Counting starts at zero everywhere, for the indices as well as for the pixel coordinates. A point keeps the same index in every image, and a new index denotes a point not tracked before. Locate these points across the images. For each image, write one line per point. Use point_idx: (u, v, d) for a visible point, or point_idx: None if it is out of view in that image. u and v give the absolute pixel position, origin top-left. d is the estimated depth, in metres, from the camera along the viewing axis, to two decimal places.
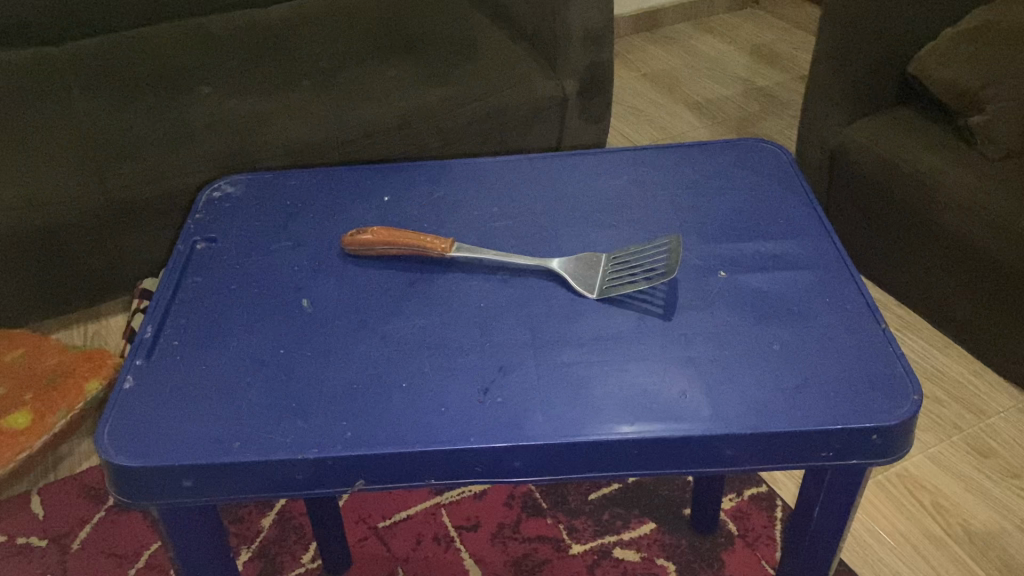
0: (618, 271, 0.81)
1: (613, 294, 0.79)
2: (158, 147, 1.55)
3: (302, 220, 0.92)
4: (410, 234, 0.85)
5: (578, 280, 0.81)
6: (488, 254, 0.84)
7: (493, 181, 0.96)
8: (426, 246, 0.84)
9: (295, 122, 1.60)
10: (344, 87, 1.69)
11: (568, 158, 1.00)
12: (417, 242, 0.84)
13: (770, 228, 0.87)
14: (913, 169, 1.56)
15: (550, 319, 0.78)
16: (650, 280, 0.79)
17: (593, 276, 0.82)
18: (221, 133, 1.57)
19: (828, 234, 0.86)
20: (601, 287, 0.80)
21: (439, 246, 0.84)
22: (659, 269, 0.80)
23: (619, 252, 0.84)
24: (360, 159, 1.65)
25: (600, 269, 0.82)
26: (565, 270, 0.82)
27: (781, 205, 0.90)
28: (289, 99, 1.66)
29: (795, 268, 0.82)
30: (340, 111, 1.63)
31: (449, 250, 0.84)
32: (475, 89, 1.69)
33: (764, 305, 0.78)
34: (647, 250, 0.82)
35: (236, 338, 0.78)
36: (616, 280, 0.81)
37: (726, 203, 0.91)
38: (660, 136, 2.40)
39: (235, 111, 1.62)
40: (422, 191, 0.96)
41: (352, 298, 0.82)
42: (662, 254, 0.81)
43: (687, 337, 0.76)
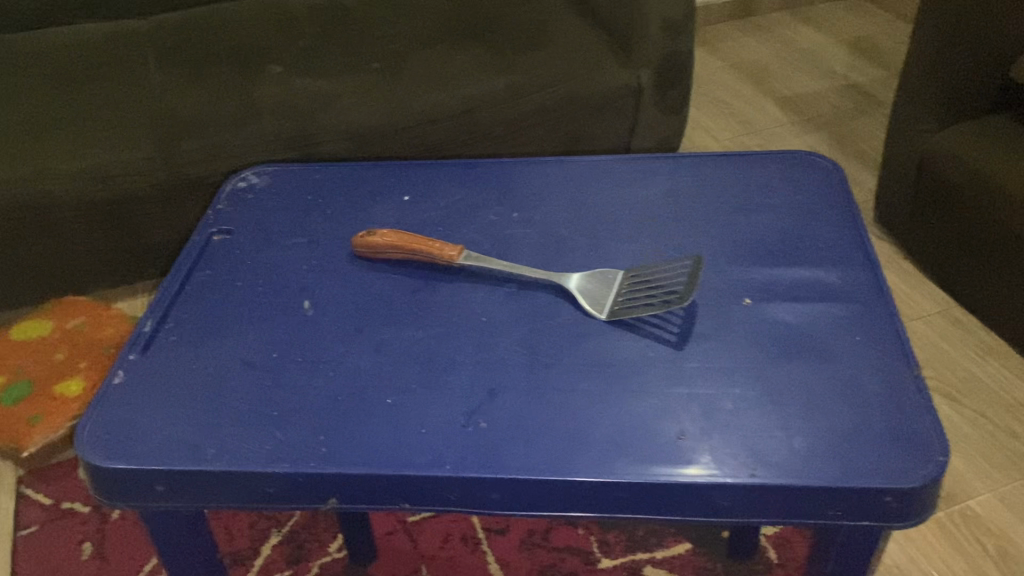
0: (633, 291, 0.76)
1: (624, 317, 0.74)
2: (219, 121, 1.54)
3: (319, 216, 0.90)
4: (421, 239, 0.82)
5: (587, 299, 0.76)
6: (497, 265, 0.79)
7: (520, 186, 0.92)
8: (437, 254, 0.80)
9: (357, 105, 1.58)
10: (410, 71, 1.66)
11: (603, 163, 0.94)
12: (428, 249, 0.81)
13: (807, 252, 0.80)
14: (1009, 183, 1.43)
15: (553, 339, 0.73)
16: (667, 305, 0.73)
17: (604, 294, 0.76)
18: (282, 113, 1.56)
19: (871, 263, 0.78)
20: (613, 307, 0.75)
21: (447, 253, 0.80)
22: (675, 294, 0.74)
23: (635, 270, 0.78)
24: (420, 147, 1.62)
25: (614, 288, 0.77)
26: (576, 287, 0.78)
27: (825, 227, 0.83)
28: (354, 82, 1.63)
29: (831, 300, 0.75)
30: (403, 97, 1.60)
31: (458, 257, 0.80)
32: (542, 78, 1.64)
33: (788, 341, 0.72)
34: (667, 270, 0.77)
35: (232, 338, 0.76)
36: (630, 300, 0.75)
37: (765, 221, 0.84)
38: (741, 131, 2.29)
39: (301, 92, 1.60)
40: (445, 192, 0.92)
41: (353, 302, 0.79)
42: (683, 278, 0.76)
43: (699, 370, 0.70)
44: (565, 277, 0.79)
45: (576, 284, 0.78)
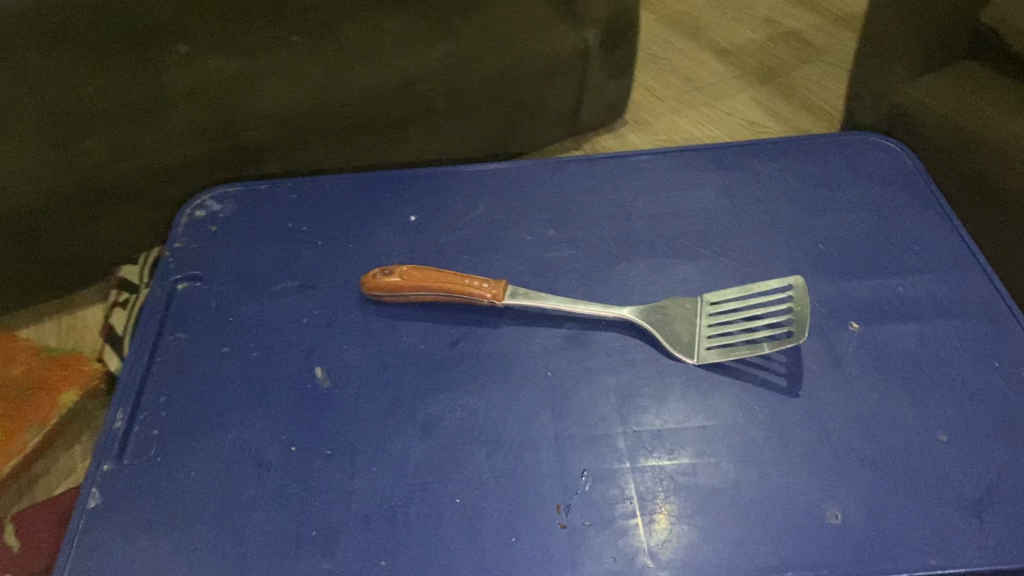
0: (729, 327, 0.63)
1: (725, 359, 0.61)
2: (113, 113, 0.97)
3: (308, 249, 0.73)
4: (454, 275, 0.66)
5: (671, 338, 0.63)
6: (553, 302, 0.65)
7: (545, 195, 0.77)
8: (479, 296, 0.66)
9: (289, 80, 1.04)
10: (333, 28, 1.09)
11: (638, 160, 0.80)
12: (464, 289, 0.65)
13: (903, 258, 0.69)
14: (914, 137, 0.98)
15: (640, 397, 0.60)
16: (778, 349, 0.60)
17: (694, 330, 0.63)
18: (200, 96, 1.00)
19: (979, 268, 0.68)
20: (708, 349, 0.62)
21: (489, 293, 0.65)
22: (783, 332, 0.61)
23: (727, 294, 0.65)
24: (353, 145, 1.11)
25: (705, 321, 0.64)
26: (654, 324, 0.64)
27: (914, 225, 0.72)
28: (268, 47, 1.06)
29: (947, 317, 0.64)
30: (336, 66, 1.06)
31: (501, 297, 0.65)
32: (497, 33, 1.14)
33: (916, 373, 0.61)
34: (767, 300, 0.63)
35: (233, 427, 0.60)
36: (728, 338, 0.62)
37: (844, 222, 0.73)
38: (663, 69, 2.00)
39: (208, 67, 1.01)
40: (458, 209, 0.77)
41: (378, 363, 0.64)
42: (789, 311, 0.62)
43: (824, 422, 0.58)
44: (639, 309, 0.65)
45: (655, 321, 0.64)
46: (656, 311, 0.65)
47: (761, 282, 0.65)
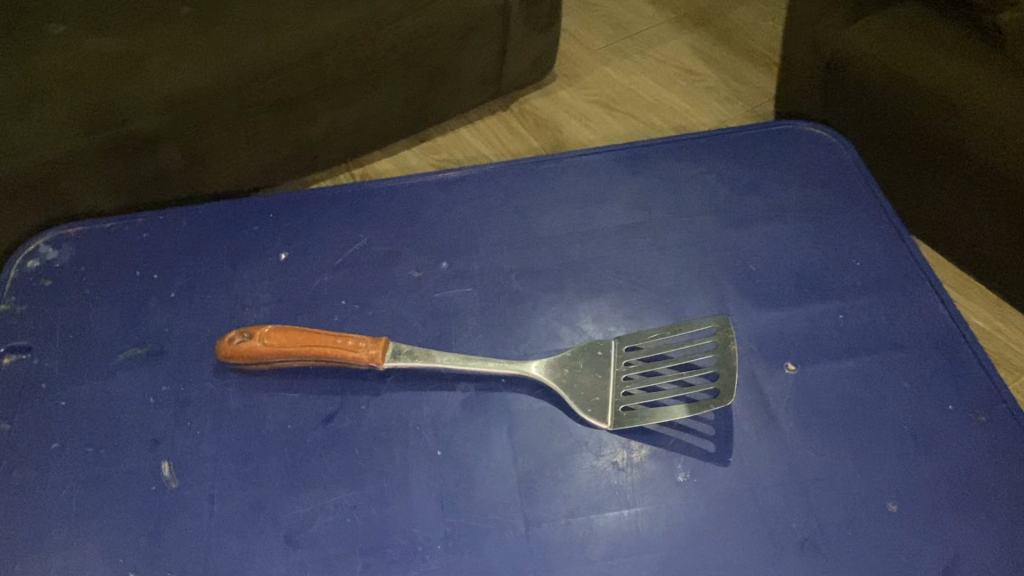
0: (648, 381, 0.54)
1: (643, 423, 0.53)
2: None
3: (159, 304, 0.62)
4: (328, 336, 0.56)
5: (581, 401, 0.54)
6: (442, 362, 0.56)
7: (437, 218, 0.67)
8: (358, 359, 0.56)
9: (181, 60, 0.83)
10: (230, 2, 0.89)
11: (542, 167, 0.70)
12: (340, 353, 0.55)
13: (843, 278, 0.60)
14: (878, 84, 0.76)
15: (546, 479, 0.52)
16: (702, 409, 0.52)
17: (607, 387, 0.54)
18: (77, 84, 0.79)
19: (929, 285, 0.59)
20: (623, 411, 0.53)
21: (367, 357, 0.55)
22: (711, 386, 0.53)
23: (646, 339, 0.56)
24: (257, 136, 0.90)
25: (622, 374, 0.55)
26: (561, 382, 0.55)
27: (854, 235, 0.63)
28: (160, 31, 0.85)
29: (894, 350, 0.56)
30: (230, 39, 0.86)
31: (381, 361, 0.56)
32: None
33: (861, 426, 0.53)
34: (690, 344, 0.54)
35: (62, 551, 0.50)
36: (647, 395, 0.54)
37: (776, 235, 0.64)
38: None
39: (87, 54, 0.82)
40: (335, 242, 0.66)
41: (237, 453, 0.54)
42: (717, 358, 0.54)
43: (757, 496, 0.50)
44: (545, 363, 0.56)
45: (562, 379, 0.55)
46: (565, 365, 0.56)
47: (684, 323, 0.56)
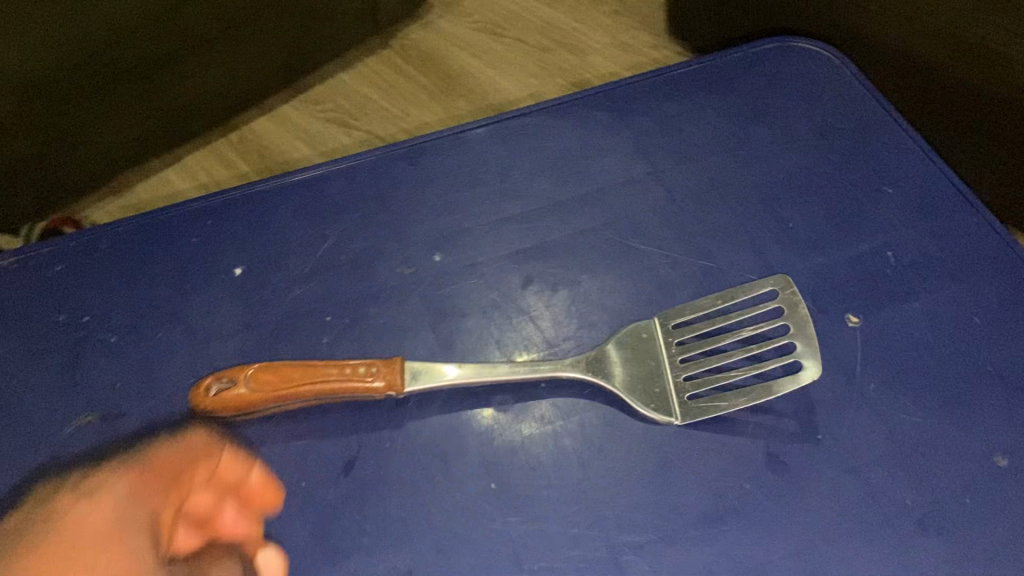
0: (715, 360, 0.47)
1: (718, 412, 0.46)
2: None
3: (102, 354, 0.51)
4: (328, 366, 0.47)
5: (638, 396, 0.47)
6: (474, 377, 0.47)
7: (413, 201, 0.58)
8: (369, 387, 0.47)
9: None
10: None
11: (516, 124, 0.61)
12: (347, 385, 0.46)
13: (878, 207, 0.55)
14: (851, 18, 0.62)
15: (625, 494, 0.45)
16: (786, 389, 0.46)
17: (666, 374, 0.48)
18: None
19: (970, 203, 0.54)
20: (690, 400, 0.47)
21: (384, 386, 0.46)
22: (791, 360, 0.46)
23: (699, 310, 0.49)
24: None
25: (679, 355, 0.48)
26: (609, 377, 0.48)
27: (876, 157, 0.58)
28: None
29: (955, 282, 0.51)
30: None
31: (401, 388, 0.47)
32: None
33: (942, 374, 0.48)
34: (755, 311, 0.48)
35: None
36: (716, 377, 0.47)
37: (795, 168, 0.58)
38: None
39: None
40: (298, 246, 0.56)
41: (248, 525, 0.44)
42: (791, 325, 0.47)
43: (857, 474, 0.45)
44: (584, 358, 0.48)
45: (609, 375, 0.48)
46: (607, 357, 0.48)
47: (738, 285, 0.49)
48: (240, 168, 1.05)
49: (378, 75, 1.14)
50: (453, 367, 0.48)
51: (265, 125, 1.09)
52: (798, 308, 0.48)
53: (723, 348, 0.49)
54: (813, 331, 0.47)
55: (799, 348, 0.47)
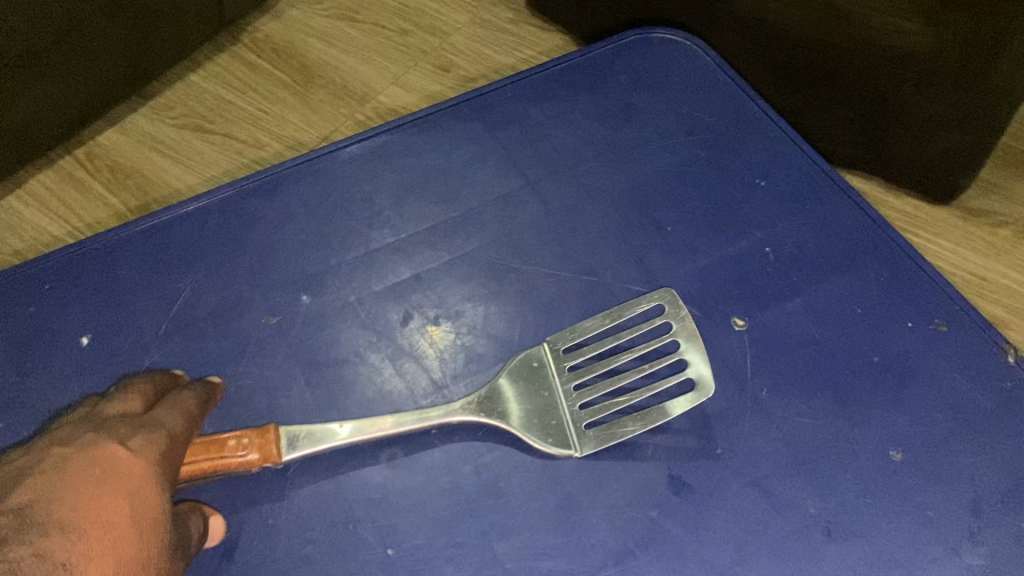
0: (608, 385, 0.46)
1: (617, 440, 0.45)
2: None
3: None
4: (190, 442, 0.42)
5: (536, 434, 0.45)
6: (358, 434, 0.44)
7: (273, 241, 0.53)
8: (237, 462, 0.42)
9: None
10: None
11: (378, 146, 0.58)
12: (211, 463, 0.42)
13: (753, 201, 0.54)
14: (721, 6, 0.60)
15: (529, 540, 0.43)
16: (689, 406, 0.45)
17: (563, 407, 0.46)
18: None
19: (842, 190, 0.54)
20: (592, 430, 0.45)
21: (258, 459, 0.43)
22: (686, 376, 0.46)
23: (585, 334, 0.48)
24: None
25: (573, 385, 0.47)
26: (499, 416, 0.46)
27: (747, 150, 0.57)
28: None
29: (836, 274, 0.51)
30: None
31: (278, 458, 0.43)
32: None
33: (832, 369, 0.48)
34: (642, 330, 0.48)
35: None
36: (614, 403, 0.46)
37: (667, 166, 0.56)
38: None
39: None
40: (150, 304, 0.51)
41: None
42: (679, 339, 0.47)
43: (763, 486, 0.44)
44: (473, 400, 0.46)
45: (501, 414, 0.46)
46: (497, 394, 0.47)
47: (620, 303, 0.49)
48: (94, 189, 0.92)
49: (232, 75, 1.02)
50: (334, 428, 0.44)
51: (113, 137, 0.96)
52: (683, 320, 0.48)
53: (614, 371, 0.48)
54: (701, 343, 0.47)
55: (690, 361, 0.46)
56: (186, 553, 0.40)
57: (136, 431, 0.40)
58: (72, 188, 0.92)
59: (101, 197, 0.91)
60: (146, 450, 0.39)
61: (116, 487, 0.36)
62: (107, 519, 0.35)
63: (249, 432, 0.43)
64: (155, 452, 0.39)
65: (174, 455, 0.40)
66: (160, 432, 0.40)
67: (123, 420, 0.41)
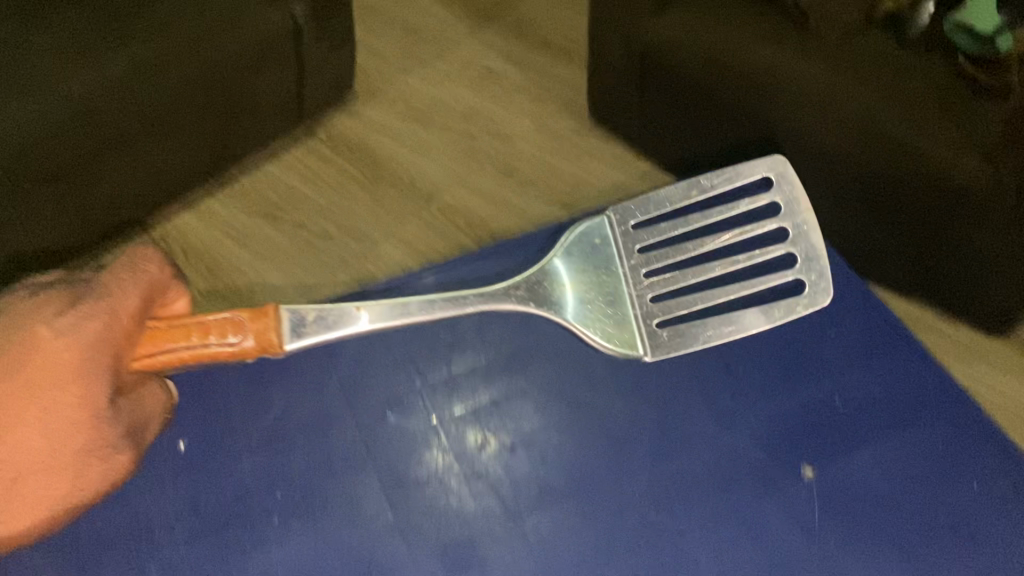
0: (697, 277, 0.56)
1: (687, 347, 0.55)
2: None
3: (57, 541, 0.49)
4: (180, 328, 0.45)
5: (603, 330, 0.55)
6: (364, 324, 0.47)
7: (361, 362, 0.56)
8: (237, 348, 0.45)
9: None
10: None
11: (462, 271, 0.61)
12: (207, 350, 0.44)
13: (822, 351, 0.56)
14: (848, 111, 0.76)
15: None
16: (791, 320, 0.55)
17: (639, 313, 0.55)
18: None
19: (909, 345, 0.56)
20: (666, 334, 0.55)
21: (254, 349, 0.45)
22: (797, 276, 0.55)
23: (691, 226, 0.57)
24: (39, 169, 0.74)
25: (648, 270, 0.56)
26: (557, 314, 0.55)
27: (822, 296, 0.59)
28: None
29: (905, 431, 0.53)
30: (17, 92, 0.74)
31: (279, 347, 0.46)
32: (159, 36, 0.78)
33: (902, 528, 0.49)
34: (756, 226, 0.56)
35: None
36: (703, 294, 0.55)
37: (754, 300, 0.57)
38: None
39: None
40: (239, 415, 0.54)
41: None
42: (796, 231, 0.56)
43: None
44: (521, 291, 0.54)
45: (555, 308, 0.55)
46: (546, 294, 0.55)
47: (723, 167, 0.58)
48: None
49: (308, 167, 1.06)
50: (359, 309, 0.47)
51: (192, 223, 1.00)
52: (802, 204, 0.56)
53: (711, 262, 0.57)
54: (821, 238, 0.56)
55: (802, 259, 0.55)
56: (145, 434, 0.47)
57: (76, 306, 0.44)
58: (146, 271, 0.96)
59: None
60: (73, 329, 0.43)
61: (30, 384, 0.43)
62: (20, 419, 0.43)
63: (244, 315, 0.45)
64: (85, 333, 0.43)
65: (116, 323, 0.44)
66: (101, 308, 0.44)
67: (76, 289, 0.45)
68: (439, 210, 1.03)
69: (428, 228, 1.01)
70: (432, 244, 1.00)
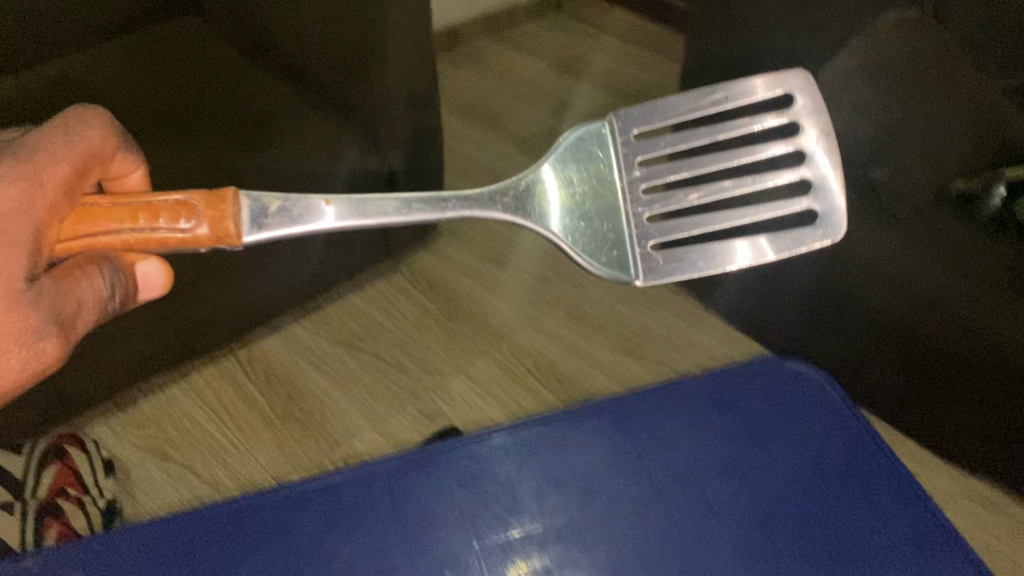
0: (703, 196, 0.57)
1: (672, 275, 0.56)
2: None
3: None
4: (124, 207, 0.43)
5: (591, 252, 0.55)
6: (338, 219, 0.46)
7: (433, 520, 0.65)
8: (188, 235, 0.43)
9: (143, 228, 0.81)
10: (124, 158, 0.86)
11: (529, 438, 0.71)
12: (157, 234, 0.43)
13: (862, 543, 0.65)
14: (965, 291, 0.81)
15: None
16: (810, 247, 0.55)
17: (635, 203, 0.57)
18: None
19: (962, 549, 0.65)
20: (661, 258, 0.56)
21: (206, 240, 0.44)
22: (812, 205, 0.56)
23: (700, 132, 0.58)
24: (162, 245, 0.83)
25: (646, 187, 0.58)
26: (546, 226, 0.54)
27: (873, 493, 0.69)
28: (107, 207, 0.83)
29: None
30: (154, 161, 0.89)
31: (235, 241, 0.44)
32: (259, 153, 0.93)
33: None
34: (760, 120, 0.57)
35: None
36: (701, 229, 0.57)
37: (813, 496, 0.68)
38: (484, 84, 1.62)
39: None
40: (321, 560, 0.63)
41: None
42: (808, 157, 0.56)
43: None
44: (509, 198, 0.53)
45: (541, 220, 0.54)
46: (532, 204, 0.54)
47: (733, 83, 0.57)
48: (251, 394, 1.03)
49: (390, 302, 1.15)
50: (326, 207, 0.45)
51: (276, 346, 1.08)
52: (820, 129, 0.57)
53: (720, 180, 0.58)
54: (836, 163, 0.56)
55: (816, 186, 0.56)
56: (71, 319, 0.44)
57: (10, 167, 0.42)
58: (231, 392, 1.03)
59: (254, 402, 1.02)
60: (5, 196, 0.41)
61: None
62: None
63: (199, 199, 0.44)
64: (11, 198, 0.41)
65: (46, 196, 0.42)
66: (32, 176, 0.42)
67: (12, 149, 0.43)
68: (508, 348, 1.10)
69: (498, 365, 1.07)
70: (501, 380, 1.06)
